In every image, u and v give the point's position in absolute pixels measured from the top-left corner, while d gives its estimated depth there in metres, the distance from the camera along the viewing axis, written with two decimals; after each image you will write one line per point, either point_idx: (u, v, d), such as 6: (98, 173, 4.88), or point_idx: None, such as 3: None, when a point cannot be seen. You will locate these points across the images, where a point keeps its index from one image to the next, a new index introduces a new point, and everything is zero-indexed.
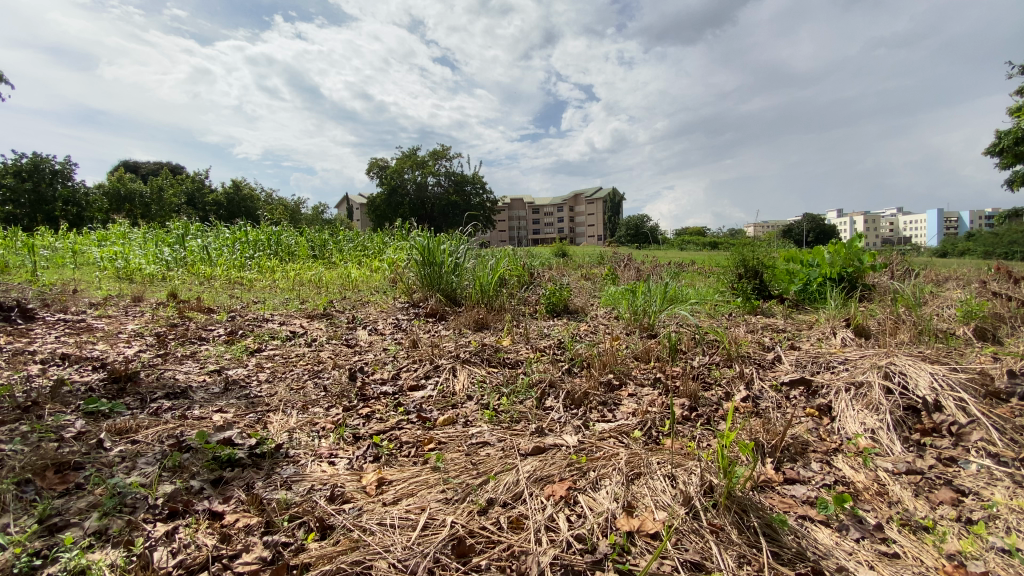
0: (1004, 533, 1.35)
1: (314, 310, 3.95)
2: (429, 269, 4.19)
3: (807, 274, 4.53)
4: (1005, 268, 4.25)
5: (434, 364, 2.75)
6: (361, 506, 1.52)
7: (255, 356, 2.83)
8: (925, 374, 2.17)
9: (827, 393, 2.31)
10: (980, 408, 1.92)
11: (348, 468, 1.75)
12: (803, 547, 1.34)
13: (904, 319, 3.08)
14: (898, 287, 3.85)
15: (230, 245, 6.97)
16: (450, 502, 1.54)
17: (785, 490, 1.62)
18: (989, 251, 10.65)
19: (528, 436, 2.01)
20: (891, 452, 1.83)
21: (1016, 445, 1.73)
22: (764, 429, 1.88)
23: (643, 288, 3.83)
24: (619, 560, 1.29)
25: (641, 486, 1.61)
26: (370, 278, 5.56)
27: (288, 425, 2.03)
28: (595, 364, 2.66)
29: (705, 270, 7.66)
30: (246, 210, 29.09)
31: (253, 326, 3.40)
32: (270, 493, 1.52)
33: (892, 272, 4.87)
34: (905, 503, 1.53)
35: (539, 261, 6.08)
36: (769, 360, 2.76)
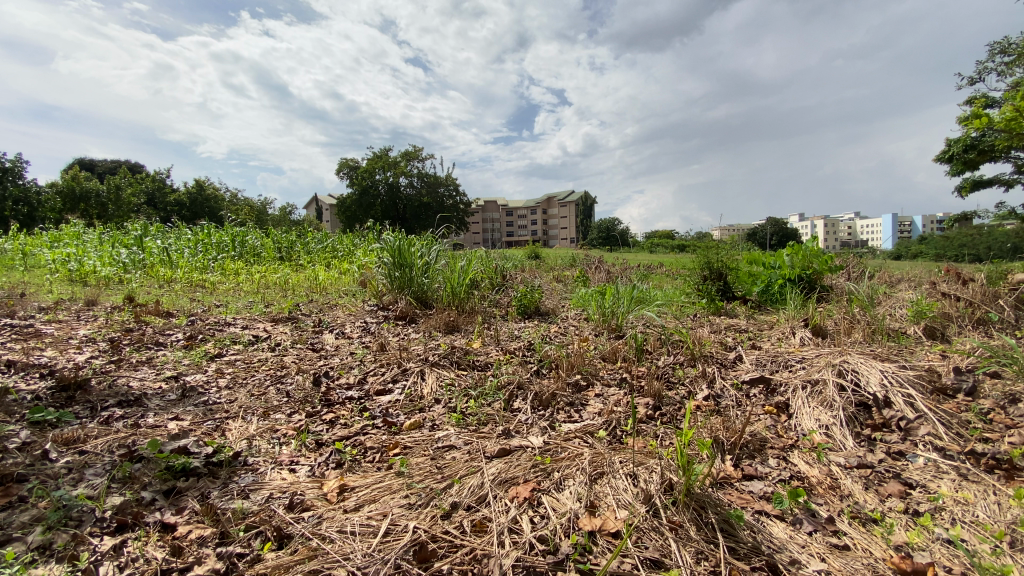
0: (949, 524, 1.42)
1: (280, 313, 3.85)
2: (399, 271, 4.14)
3: (768, 276, 4.68)
4: (952, 270, 4.49)
5: (401, 368, 2.72)
6: (321, 513, 1.49)
7: (215, 361, 2.73)
8: (876, 372, 2.26)
9: (785, 390, 2.38)
10: (927, 404, 2.02)
11: (310, 476, 1.71)
12: (758, 541, 1.38)
13: (859, 319, 3.22)
14: (854, 288, 4.02)
15: (192, 246, 6.73)
16: (414, 507, 1.53)
17: (743, 487, 1.66)
18: (940, 254, 11.21)
19: (495, 438, 2.01)
20: (843, 447, 1.90)
21: (960, 438, 1.83)
22: (723, 428, 1.93)
23: (612, 290, 3.88)
24: (581, 560, 1.29)
25: (603, 486, 1.63)
26: (339, 280, 5.46)
27: (248, 432, 1.97)
28: (563, 365, 2.68)
29: (673, 271, 7.82)
30: (209, 211, 28.17)
31: (214, 330, 3.29)
32: (226, 503, 1.48)
33: (850, 273, 5.09)
34: (855, 496, 1.59)
35: (512, 263, 6.10)
36: (731, 360, 2.83)
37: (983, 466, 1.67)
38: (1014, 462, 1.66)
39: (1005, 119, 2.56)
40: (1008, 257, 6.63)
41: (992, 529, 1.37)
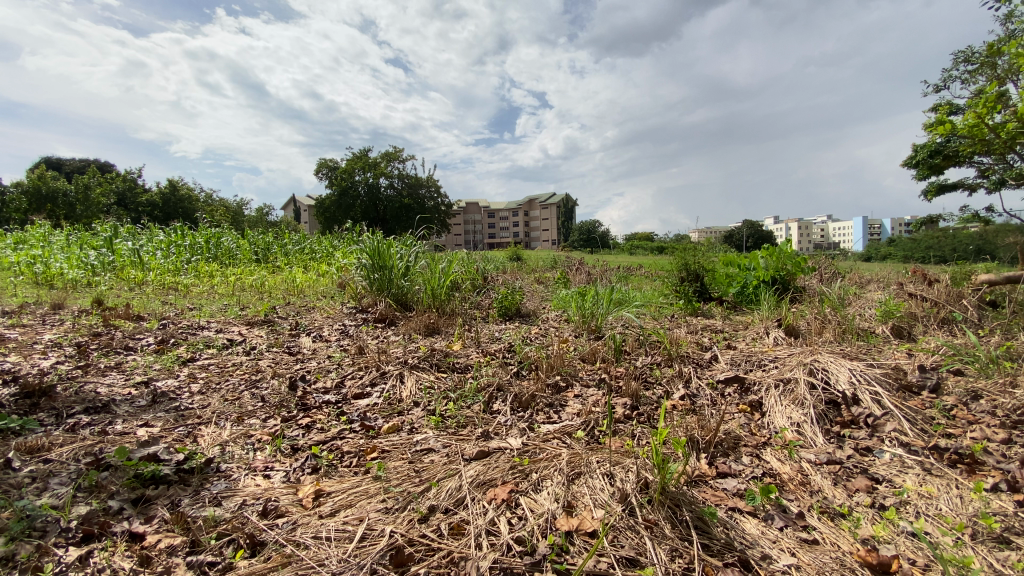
0: (913, 517, 1.46)
1: (255, 316, 3.77)
2: (379, 273, 4.10)
3: (744, 278, 4.78)
4: (917, 271, 4.65)
5: (380, 371, 2.69)
6: (296, 519, 1.46)
7: (187, 365, 2.67)
8: (845, 370, 2.33)
9: (759, 389, 2.43)
10: (893, 401, 2.09)
11: (285, 481, 1.68)
12: (731, 537, 1.40)
13: (830, 319, 3.30)
14: (826, 289, 4.13)
15: (164, 247, 6.55)
16: (391, 511, 1.51)
17: (718, 484, 1.69)
18: (907, 255, 11.58)
19: (473, 440, 2.00)
20: (814, 443, 1.95)
21: (924, 434, 1.90)
22: (699, 426, 1.96)
23: (591, 291, 3.91)
24: (558, 560, 1.30)
25: (581, 486, 1.64)
26: (317, 283, 5.38)
27: (221, 438, 1.92)
28: (543, 366, 2.69)
29: (652, 272, 7.93)
30: (183, 211, 27.48)
31: (187, 334, 3.20)
32: (197, 510, 1.44)
33: (822, 275, 5.22)
34: (825, 492, 1.63)
35: (493, 265, 6.10)
36: (706, 359, 2.87)
37: (946, 460, 1.73)
38: (974, 456, 1.72)
39: (968, 125, 2.65)
40: (969, 259, 6.91)
41: (954, 522, 1.42)
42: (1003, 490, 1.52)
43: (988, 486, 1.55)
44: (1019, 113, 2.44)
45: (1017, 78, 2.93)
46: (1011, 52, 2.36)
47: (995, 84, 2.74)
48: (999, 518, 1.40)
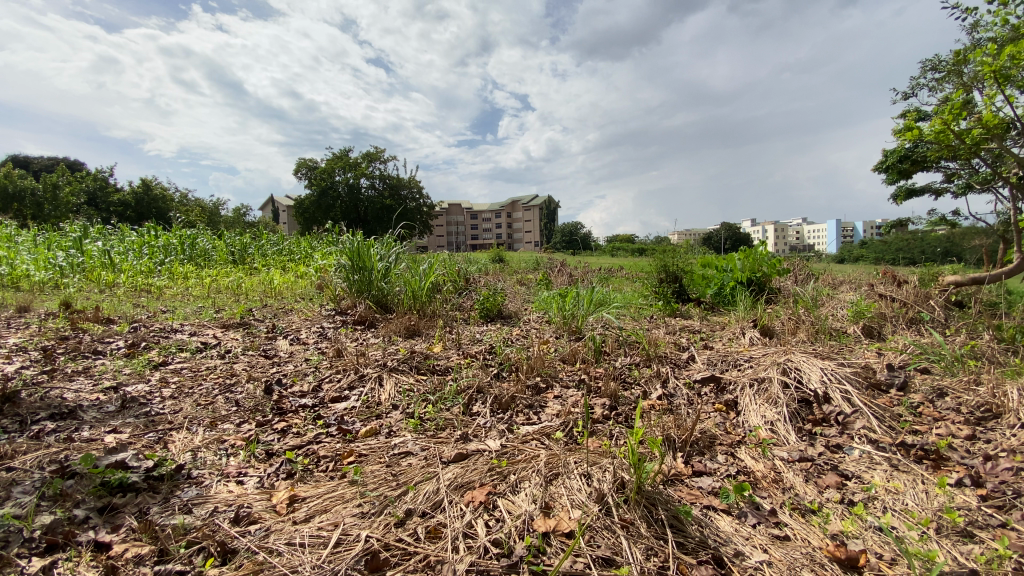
0: (880, 512, 1.50)
1: (231, 319, 3.70)
2: (358, 274, 4.06)
3: (721, 279, 4.83)
4: (887, 272, 4.79)
5: (358, 374, 2.66)
6: (269, 526, 1.44)
7: (159, 370, 2.60)
8: (817, 369, 2.38)
9: (734, 388, 2.47)
10: (862, 399, 2.14)
11: (258, 487, 1.65)
12: (705, 535, 1.42)
13: (804, 319, 3.38)
14: (800, 290, 4.23)
15: (137, 248, 6.38)
16: (366, 516, 1.50)
17: (693, 483, 1.71)
18: (879, 257, 11.92)
19: (452, 443, 1.99)
20: (787, 441, 1.99)
21: (891, 431, 1.96)
22: (675, 425, 1.99)
23: (572, 292, 3.93)
24: (534, 561, 1.30)
25: (558, 486, 1.64)
26: (296, 284, 5.30)
27: (193, 444, 1.88)
28: (523, 368, 2.69)
29: (633, 274, 8.01)
30: (158, 211, 26.76)
31: (159, 338, 3.12)
32: (165, 518, 1.40)
33: (796, 276, 5.35)
34: (796, 488, 1.66)
35: (475, 266, 6.09)
36: (684, 360, 2.91)
37: (913, 456, 1.79)
38: (940, 452, 1.78)
39: (934, 131, 2.73)
40: (936, 261, 7.15)
41: (919, 516, 1.47)
42: (966, 485, 1.58)
43: (953, 481, 1.61)
44: (984, 121, 2.52)
45: (981, 86, 3.02)
46: (976, 61, 2.43)
47: (962, 91, 2.82)
48: (962, 512, 1.45)
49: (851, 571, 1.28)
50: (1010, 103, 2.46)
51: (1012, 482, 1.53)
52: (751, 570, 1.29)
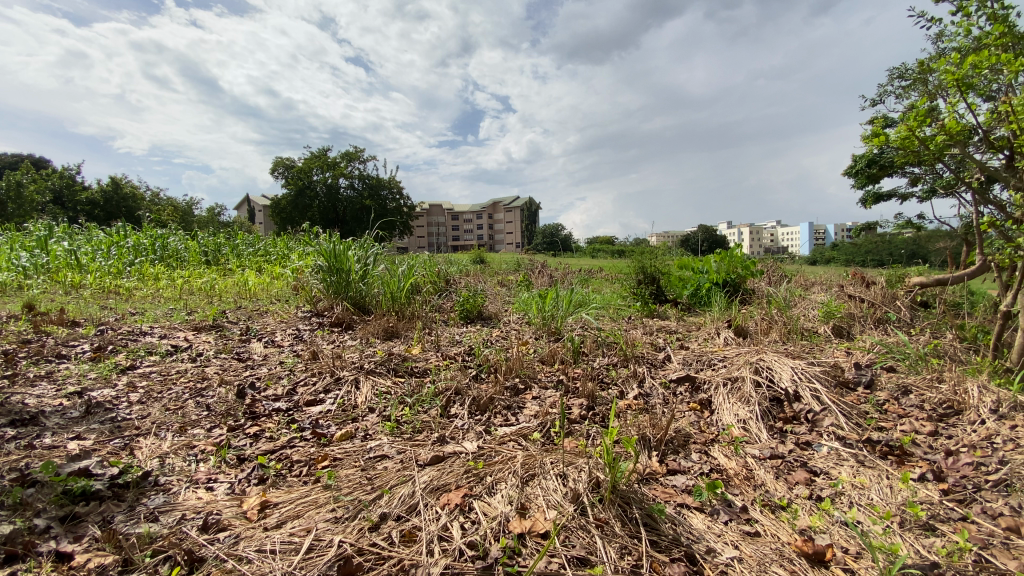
0: (846, 507, 1.55)
1: (203, 321, 3.60)
2: (335, 276, 4.00)
3: (697, 281, 4.91)
4: (857, 274, 4.94)
5: (334, 377, 2.62)
6: (239, 533, 1.41)
7: (126, 374, 2.52)
8: (788, 368, 2.44)
9: (708, 388, 2.51)
10: (830, 397, 2.20)
11: (228, 493, 1.61)
12: (678, 533, 1.44)
13: (776, 319, 3.47)
14: (773, 291, 4.34)
15: (105, 249, 6.17)
16: (340, 521, 1.47)
17: (667, 481, 1.74)
18: (850, 259, 12.31)
19: (429, 445, 1.98)
20: (758, 439, 2.03)
21: (858, 428, 2.02)
22: (650, 425, 2.01)
23: (551, 294, 3.95)
24: (509, 563, 1.30)
25: (535, 487, 1.65)
26: (271, 286, 5.21)
27: (160, 450, 1.82)
28: (501, 369, 2.69)
29: (612, 275, 8.10)
30: (128, 209, 25.95)
31: (127, 341, 3.02)
32: (130, 527, 1.36)
33: (770, 277, 5.47)
34: (767, 485, 1.70)
35: (456, 268, 6.07)
36: (660, 360, 2.95)
37: (878, 452, 1.84)
38: (903, 448, 1.85)
39: (900, 138, 2.82)
40: (903, 262, 7.40)
41: (882, 510, 1.52)
42: (928, 479, 1.64)
43: (915, 476, 1.67)
44: (947, 128, 2.60)
45: (944, 94, 3.12)
46: (940, 70, 2.51)
47: (926, 99, 2.91)
48: (924, 506, 1.50)
49: (818, 565, 1.32)
50: (971, 111, 2.55)
51: (971, 477, 1.60)
52: (723, 566, 1.31)
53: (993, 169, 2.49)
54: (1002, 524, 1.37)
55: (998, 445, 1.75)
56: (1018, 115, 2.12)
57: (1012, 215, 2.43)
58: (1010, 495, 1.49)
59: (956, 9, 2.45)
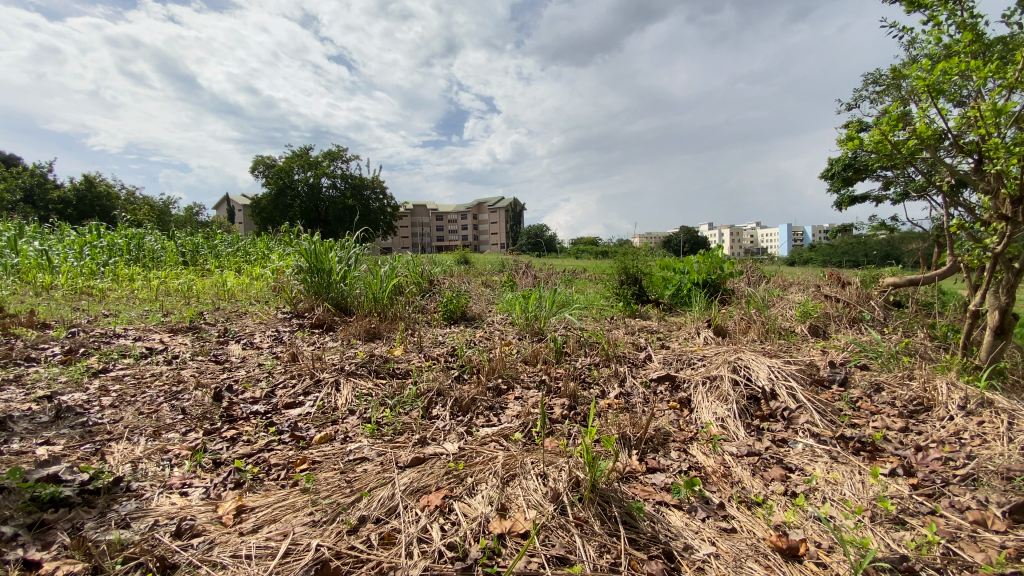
0: (819, 502, 1.58)
1: (179, 323, 3.52)
2: (316, 276, 3.94)
3: (678, 281, 4.97)
4: (833, 274, 5.06)
5: (314, 379, 2.59)
6: (213, 538, 1.38)
7: (98, 377, 2.45)
8: (765, 367, 2.48)
9: (688, 386, 2.54)
10: (806, 395, 2.25)
11: (203, 498, 1.58)
12: (657, 530, 1.46)
13: (755, 319, 3.52)
14: (752, 291, 4.42)
15: (78, 249, 5.99)
16: (318, 525, 1.46)
17: (647, 479, 1.75)
18: (826, 260, 12.61)
19: (409, 447, 1.97)
20: (736, 436, 2.06)
21: (832, 425, 2.06)
22: (630, 424, 2.03)
23: (535, 294, 3.96)
24: (488, 564, 1.30)
25: (515, 487, 1.65)
26: (251, 287, 5.12)
27: (133, 455, 1.78)
28: (484, 369, 2.69)
29: (596, 275, 8.16)
30: (102, 208, 25.26)
31: (99, 343, 2.94)
32: (100, 534, 1.32)
33: (749, 278, 5.56)
34: (744, 482, 1.73)
35: (440, 268, 6.05)
36: (641, 359, 2.98)
37: (851, 448, 1.89)
38: (875, 444, 1.90)
39: (873, 142, 2.89)
40: (877, 263, 7.61)
41: (855, 505, 1.55)
42: (899, 474, 1.68)
43: (886, 471, 1.71)
44: (918, 132, 2.67)
45: (915, 99, 3.20)
46: (912, 75, 2.58)
47: (898, 104, 2.99)
48: (895, 500, 1.54)
49: (792, 560, 1.35)
50: (941, 116, 2.62)
51: (940, 471, 1.65)
52: (700, 562, 1.33)
53: (963, 173, 2.57)
54: (969, 518, 1.42)
55: (966, 441, 1.82)
56: (985, 121, 2.19)
57: (980, 217, 2.51)
58: (976, 489, 1.54)
59: (927, 18, 2.52)
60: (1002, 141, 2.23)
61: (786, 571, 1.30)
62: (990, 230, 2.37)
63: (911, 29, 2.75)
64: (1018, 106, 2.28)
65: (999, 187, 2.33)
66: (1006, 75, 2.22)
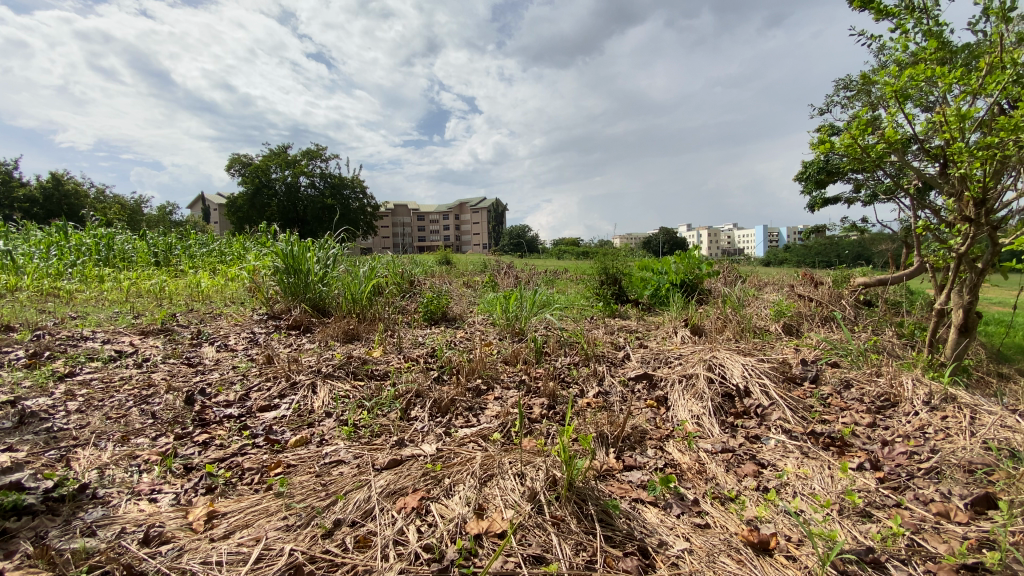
0: (790, 497, 1.62)
1: (151, 325, 3.43)
2: (293, 277, 3.86)
3: (657, 281, 5.03)
4: (806, 275, 5.19)
5: (290, 381, 2.55)
6: (182, 545, 1.35)
7: (65, 382, 2.36)
8: (739, 364, 2.52)
9: (665, 384, 2.57)
10: (778, 392, 2.30)
11: (173, 505, 1.54)
12: (632, 527, 1.47)
13: (731, 318, 3.58)
14: (728, 291, 4.50)
15: (44, 249, 5.78)
16: (292, 529, 1.43)
17: (624, 477, 1.77)
18: (800, 261, 12.91)
19: (387, 449, 1.95)
20: (711, 433, 2.10)
21: (803, 421, 2.11)
22: (608, 422, 2.05)
23: (515, 295, 3.95)
24: (465, 564, 1.29)
25: (493, 487, 1.65)
26: (226, 287, 5.00)
27: (100, 461, 1.72)
28: (463, 370, 2.68)
29: (576, 275, 8.22)
30: (70, 207, 24.41)
31: (66, 347, 2.84)
32: (65, 543, 1.28)
33: (726, 279, 5.66)
34: (718, 478, 1.76)
35: (421, 268, 6.00)
36: (620, 358, 3.01)
37: (821, 443, 1.94)
38: (844, 439, 1.95)
39: (844, 145, 2.97)
40: (849, 262, 7.82)
41: (823, 499, 1.59)
42: (866, 468, 1.73)
43: (854, 465, 1.76)
44: (887, 136, 2.75)
45: (883, 103, 3.30)
46: (881, 81, 2.65)
47: (868, 109, 3.08)
48: (862, 494, 1.59)
49: (763, 553, 1.38)
50: (908, 120, 2.70)
51: (905, 465, 1.71)
52: (674, 558, 1.35)
53: (929, 176, 2.65)
54: (932, 510, 1.46)
55: (930, 435, 1.88)
56: (951, 125, 2.26)
57: (944, 219, 2.60)
58: (939, 481, 1.60)
59: (894, 26, 2.60)
60: (966, 145, 2.31)
61: (757, 565, 1.33)
62: (954, 231, 2.45)
63: (880, 36, 2.83)
64: (980, 112, 2.38)
65: (963, 189, 2.41)
66: (970, 82, 2.30)
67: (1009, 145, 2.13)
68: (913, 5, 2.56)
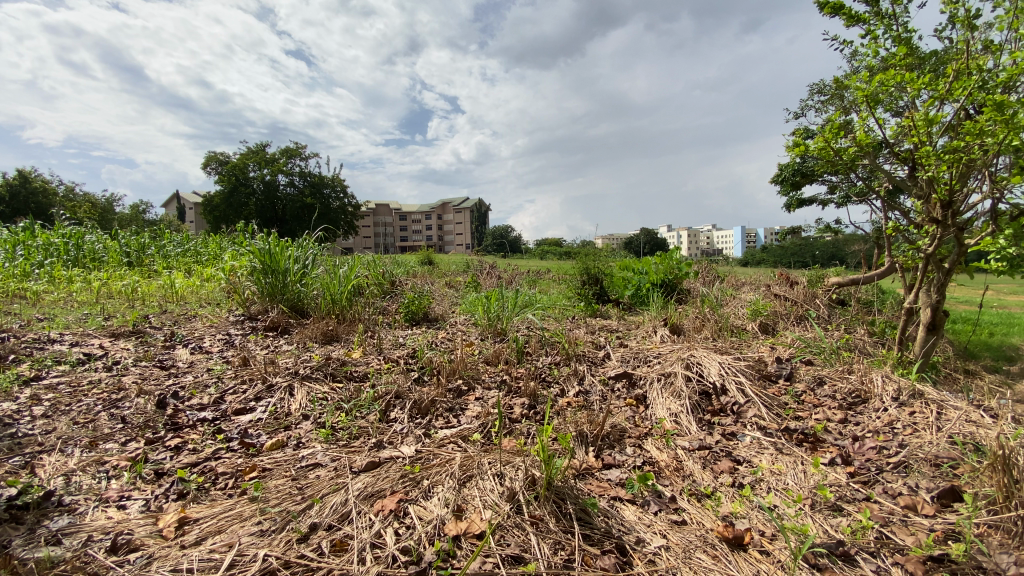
0: (763, 492, 1.65)
1: (122, 327, 3.33)
2: (270, 277, 3.79)
3: (637, 281, 5.08)
4: (783, 274, 5.29)
5: (266, 384, 2.50)
6: (152, 552, 1.31)
7: (29, 386, 2.28)
8: (716, 363, 2.57)
9: (644, 383, 2.60)
10: (753, 389, 2.34)
11: (143, 511, 1.50)
12: (610, 525, 1.49)
13: (709, 317, 3.64)
14: (706, 291, 4.56)
15: (10, 248, 5.58)
16: (266, 534, 1.41)
17: (603, 475, 1.79)
18: (777, 261, 13.15)
19: (365, 452, 1.93)
20: (688, 431, 2.13)
21: (777, 417, 2.16)
22: (587, 421, 2.06)
23: (497, 295, 3.95)
24: (443, 566, 1.29)
25: (472, 488, 1.64)
26: (201, 288, 4.89)
27: (66, 467, 1.67)
28: (444, 371, 2.67)
29: (559, 275, 8.26)
30: (37, 206, 23.58)
31: (32, 349, 2.74)
32: (28, 552, 1.24)
33: (705, 278, 5.75)
34: (695, 475, 1.78)
35: (403, 269, 5.96)
36: (600, 357, 3.03)
37: (795, 439, 1.98)
38: (817, 435, 2.00)
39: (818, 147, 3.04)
40: (824, 263, 8.00)
41: (796, 494, 1.63)
42: (837, 463, 1.78)
43: (826, 461, 1.80)
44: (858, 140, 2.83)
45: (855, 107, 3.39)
46: (853, 86, 2.72)
47: (841, 113, 3.16)
48: (833, 488, 1.63)
49: (737, 548, 1.40)
50: (879, 124, 2.78)
51: (874, 460, 1.76)
52: (651, 555, 1.37)
53: (898, 179, 2.73)
54: (900, 503, 1.51)
55: (898, 431, 1.94)
56: (919, 129, 2.33)
57: (913, 220, 2.68)
58: (907, 475, 1.65)
59: (865, 32, 2.67)
60: (933, 148, 2.39)
61: (732, 560, 1.35)
62: (922, 232, 2.53)
63: (852, 42, 2.91)
64: (946, 117, 2.45)
65: (930, 191, 2.49)
66: (936, 87, 2.37)
67: (973, 148, 2.21)
68: (882, 12, 2.64)
